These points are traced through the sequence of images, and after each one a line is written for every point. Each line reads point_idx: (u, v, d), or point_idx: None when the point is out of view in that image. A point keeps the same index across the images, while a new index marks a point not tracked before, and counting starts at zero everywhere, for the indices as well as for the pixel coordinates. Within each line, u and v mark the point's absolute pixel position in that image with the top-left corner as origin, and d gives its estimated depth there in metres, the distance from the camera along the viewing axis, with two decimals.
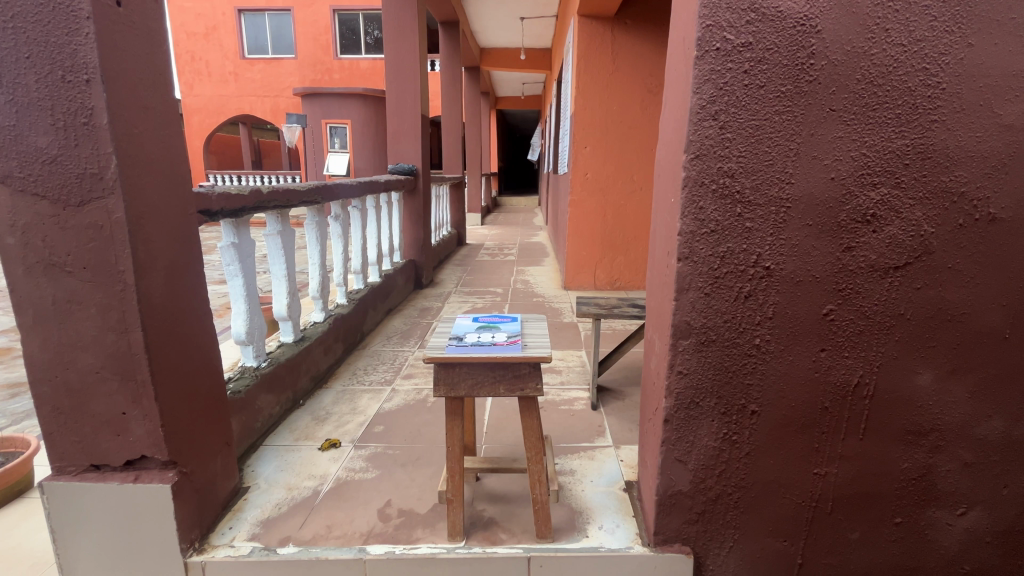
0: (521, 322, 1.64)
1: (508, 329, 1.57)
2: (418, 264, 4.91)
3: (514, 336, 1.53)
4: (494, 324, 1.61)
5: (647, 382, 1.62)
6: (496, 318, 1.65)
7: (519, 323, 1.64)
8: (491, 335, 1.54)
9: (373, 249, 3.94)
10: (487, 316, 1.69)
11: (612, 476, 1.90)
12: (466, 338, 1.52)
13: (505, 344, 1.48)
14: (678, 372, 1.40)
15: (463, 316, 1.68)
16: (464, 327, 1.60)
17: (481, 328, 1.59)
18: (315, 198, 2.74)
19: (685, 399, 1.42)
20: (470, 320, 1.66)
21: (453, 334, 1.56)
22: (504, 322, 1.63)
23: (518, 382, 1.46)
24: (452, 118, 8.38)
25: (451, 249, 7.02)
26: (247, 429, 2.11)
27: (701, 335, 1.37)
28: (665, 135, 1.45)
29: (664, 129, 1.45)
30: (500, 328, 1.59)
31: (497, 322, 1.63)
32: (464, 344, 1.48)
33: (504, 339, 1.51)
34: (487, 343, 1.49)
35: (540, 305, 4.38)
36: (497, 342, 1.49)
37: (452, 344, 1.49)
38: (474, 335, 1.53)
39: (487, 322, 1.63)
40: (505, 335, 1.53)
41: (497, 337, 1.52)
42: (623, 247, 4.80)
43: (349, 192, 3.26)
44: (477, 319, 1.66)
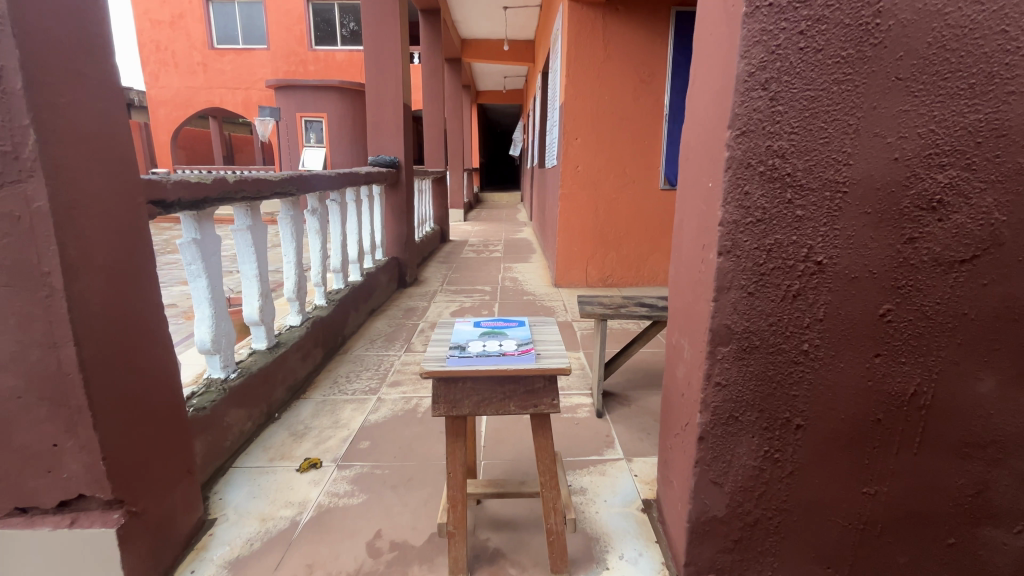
0: (531, 328, 1.44)
1: (516, 336, 1.36)
2: (402, 262, 4.66)
3: (525, 345, 1.32)
4: (498, 331, 1.40)
5: (672, 392, 1.44)
6: (502, 323, 1.45)
7: (529, 328, 1.43)
8: (498, 343, 1.33)
9: (353, 246, 3.68)
10: (490, 319, 1.49)
11: (627, 494, 1.73)
12: (469, 348, 1.30)
13: (516, 356, 1.26)
14: (716, 383, 1.22)
15: (463, 321, 1.48)
16: (465, 334, 1.38)
17: (485, 334, 1.38)
18: (289, 189, 2.48)
19: (723, 413, 1.24)
20: (471, 325, 1.45)
21: (453, 342, 1.34)
22: (511, 327, 1.43)
23: (531, 398, 1.25)
24: (433, 111, 8.08)
25: (435, 246, 6.77)
26: (214, 450, 1.86)
27: (743, 341, 1.19)
28: (698, 112, 1.26)
29: (697, 106, 1.26)
30: (507, 335, 1.38)
31: (503, 327, 1.43)
32: (468, 357, 1.26)
33: (513, 348, 1.30)
34: (495, 353, 1.27)
35: (531, 304, 4.18)
36: (507, 353, 1.27)
37: (454, 354, 1.27)
38: (478, 343, 1.32)
39: (491, 327, 1.42)
40: (514, 344, 1.32)
41: (506, 345, 1.31)
42: (616, 242, 4.65)
43: (326, 184, 3.00)
44: (479, 323, 1.46)
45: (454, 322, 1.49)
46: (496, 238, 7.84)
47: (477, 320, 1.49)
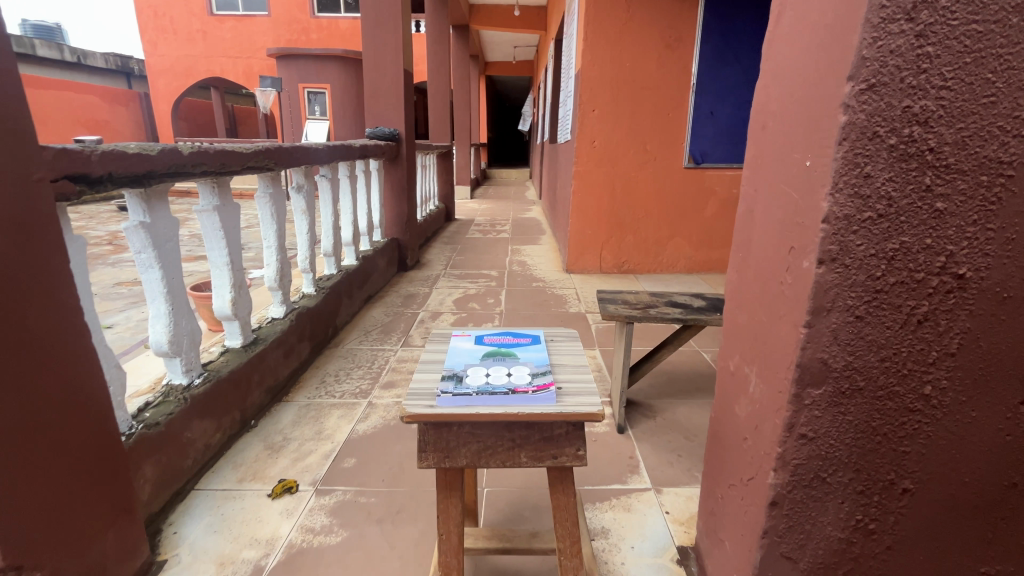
0: (548, 348, 1.12)
1: (529, 361, 1.04)
2: (402, 244, 4.34)
3: (541, 375, 0.99)
4: (506, 352, 1.08)
5: (728, 431, 1.13)
6: (510, 341, 1.14)
7: (545, 348, 1.12)
8: (506, 370, 1.01)
9: (348, 227, 3.36)
10: (496, 335, 1.17)
11: (658, 540, 1.44)
12: (467, 377, 0.98)
13: (530, 391, 0.93)
14: (801, 436, 0.90)
15: (462, 336, 1.16)
16: (462, 356, 1.07)
17: (489, 357, 1.06)
18: (265, 162, 2.15)
19: (806, 473, 0.93)
20: (470, 342, 1.14)
21: (447, 367, 1.02)
22: (522, 346, 1.11)
23: (548, 448, 0.95)
24: (439, 81, 7.60)
25: (439, 225, 6.41)
26: (170, 473, 1.59)
27: (843, 381, 0.87)
28: (786, 63, 0.91)
29: (786, 54, 0.91)
30: (517, 359, 1.06)
31: (512, 347, 1.11)
32: (466, 391, 0.93)
33: (526, 380, 0.97)
34: (501, 386, 0.95)
35: (541, 291, 3.85)
36: (518, 387, 0.95)
37: (447, 387, 0.95)
38: (479, 370, 1.00)
39: (498, 347, 1.10)
40: (527, 372, 1.00)
41: (516, 375, 0.99)
42: (633, 225, 4.29)
43: (313, 157, 2.66)
44: (482, 340, 1.14)
45: (449, 338, 1.18)
46: (504, 217, 7.46)
47: (478, 336, 1.17)
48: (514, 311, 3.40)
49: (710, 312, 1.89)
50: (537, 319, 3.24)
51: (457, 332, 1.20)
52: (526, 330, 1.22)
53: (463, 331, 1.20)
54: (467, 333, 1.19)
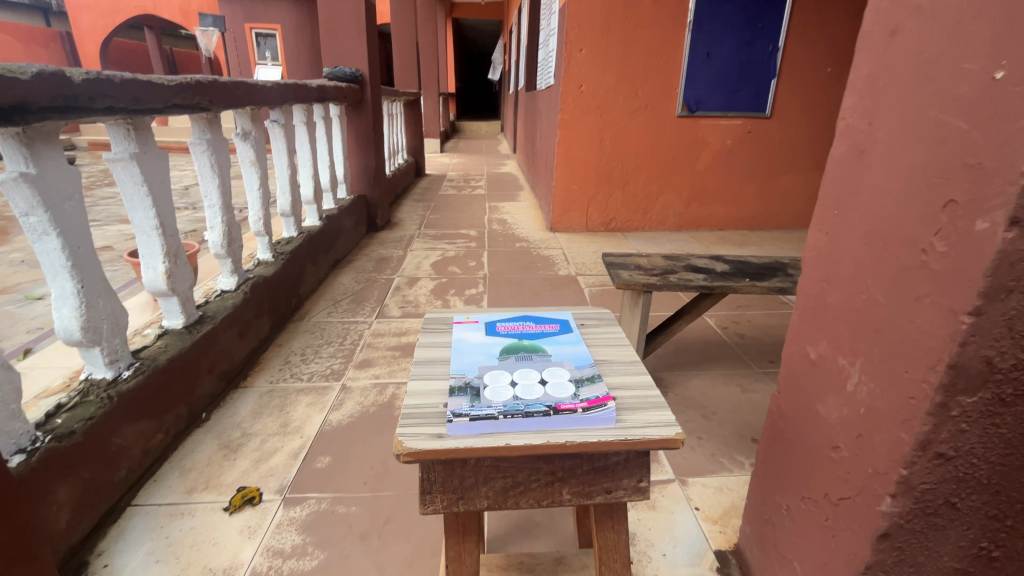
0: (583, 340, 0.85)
1: (566, 361, 0.77)
2: (371, 202, 3.93)
3: (587, 381, 0.72)
4: (532, 347, 0.80)
5: (806, 435, 0.91)
6: (533, 332, 0.86)
7: (580, 341, 0.85)
8: (538, 375, 0.73)
9: (308, 182, 2.94)
10: (511, 323, 0.89)
11: (693, 544, 1.24)
12: (485, 390, 0.70)
13: (579, 409, 0.66)
14: (937, 455, 0.67)
15: (468, 327, 0.88)
16: (473, 355, 0.78)
17: (511, 355, 0.78)
18: (197, 100, 1.73)
19: (935, 499, 0.71)
20: (480, 334, 0.85)
21: (455, 374, 0.74)
22: (550, 339, 0.83)
23: (599, 481, 0.70)
24: (402, 21, 6.84)
25: (408, 180, 5.93)
26: (93, 492, 1.28)
27: (1007, 385, 0.64)
28: None
29: None
30: (548, 357, 0.78)
31: (537, 339, 0.83)
32: (488, 412, 0.65)
33: (568, 390, 0.70)
34: (537, 402, 0.67)
35: (526, 253, 3.56)
36: (560, 402, 0.67)
37: (460, 407, 0.67)
38: (502, 378, 0.72)
39: (519, 339, 0.83)
40: (567, 377, 0.73)
41: (554, 382, 0.71)
42: (622, 179, 3.99)
43: (260, 96, 2.22)
44: (496, 331, 0.86)
45: (450, 330, 0.89)
46: (478, 173, 7.00)
47: (489, 326, 0.89)
48: (499, 275, 3.10)
49: (737, 278, 1.65)
50: (525, 283, 2.96)
51: (460, 322, 0.92)
52: (549, 316, 0.94)
53: (469, 321, 0.92)
54: (473, 322, 0.91)
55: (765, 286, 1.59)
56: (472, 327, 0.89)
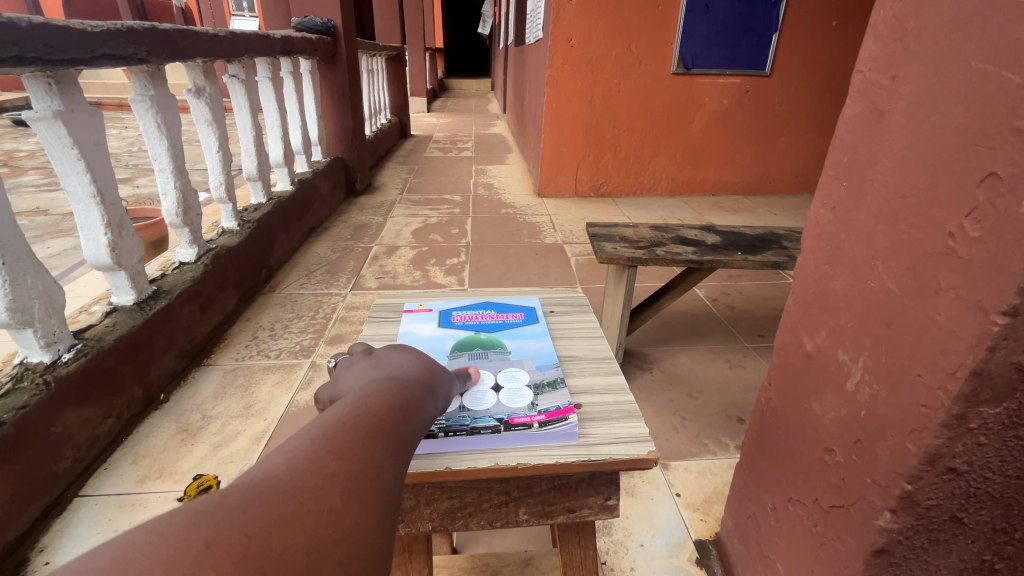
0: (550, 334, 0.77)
1: (526, 361, 0.70)
2: (349, 165, 3.74)
3: (548, 385, 0.65)
4: (488, 343, 0.73)
5: (797, 433, 0.82)
6: (493, 325, 0.78)
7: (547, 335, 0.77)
8: (493, 380, 0.66)
9: (276, 143, 2.75)
10: (469, 312, 0.82)
11: (672, 533, 1.19)
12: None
13: (534, 423, 0.59)
14: (947, 470, 0.59)
15: (419, 317, 0.80)
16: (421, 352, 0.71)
17: (463, 354, 0.70)
18: (131, 51, 1.53)
19: (940, 513, 0.63)
20: (432, 326, 0.77)
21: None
22: (512, 332, 0.76)
23: (561, 500, 0.62)
24: None
25: (392, 141, 5.66)
26: (30, 484, 1.19)
27: None
28: None
29: None
30: (506, 355, 0.71)
31: (496, 334, 0.76)
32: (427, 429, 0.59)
33: (525, 399, 0.63)
34: (486, 414, 0.61)
35: (512, 219, 3.41)
36: (514, 414, 0.60)
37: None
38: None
39: (475, 333, 0.75)
40: (526, 382, 0.66)
41: (509, 389, 0.64)
42: (613, 141, 3.81)
43: (212, 48, 2.01)
44: (451, 323, 0.78)
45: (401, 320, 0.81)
46: (466, 133, 6.72)
47: (444, 315, 0.81)
48: (482, 243, 2.96)
49: (728, 252, 1.54)
50: (510, 252, 2.84)
51: (413, 310, 0.83)
52: (514, 303, 0.86)
53: (422, 309, 0.84)
54: (427, 311, 0.83)
55: (757, 260, 1.48)
56: (426, 316, 0.81)
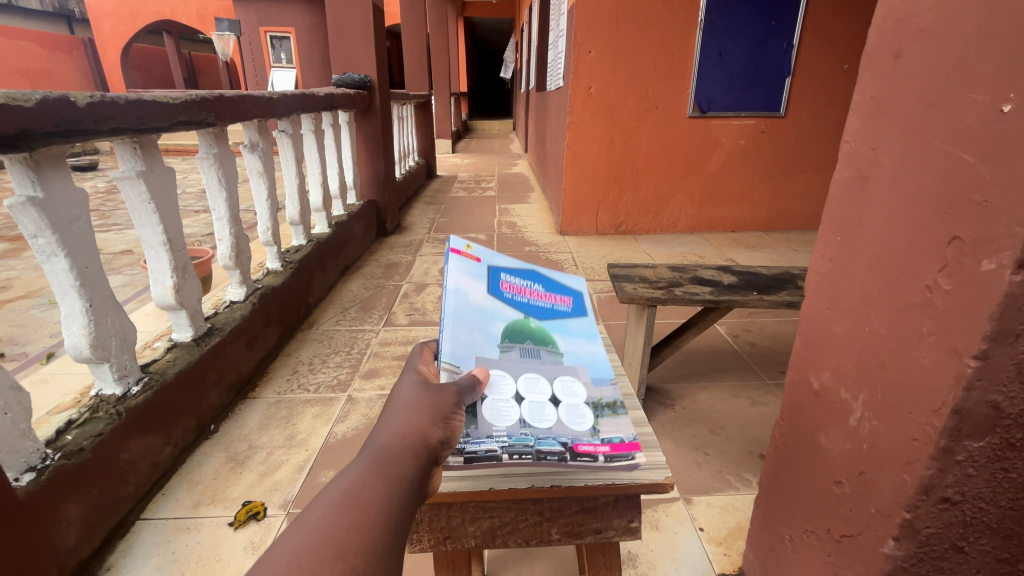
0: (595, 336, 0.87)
1: (584, 370, 0.78)
2: (381, 207, 3.96)
3: (609, 408, 0.73)
4: (542, 338, 0.81)
5: (809, 467, 0.88)
6: (545, 311, 0.86)
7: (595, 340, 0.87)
8: (552, 396, 0.72)
9: (317, 189, 2.97)
10: (515, 282, 0.88)
11: (696, 567, 1.22)
12: (484, 406, 0.68)
13: (600, 454, 0.65)
14: (942, 499, 0.65)
15: (470, 270, 0.84)
16: (474, 330, 0.76)
17: (516, 346, 0.77)
18: (201, 116, 1.74)
19: (942, 541, 0.68)
20: (484, 291, 0.82)
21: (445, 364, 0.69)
22: (559, 328, 0.84)
23: (588, 521, 0.70)
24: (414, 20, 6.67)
25: (419, 182, 5.93)
26: (103, 506, 1.32)
27: (1016, 429, 0.61)
28: None
29: None
30: (560, 357, 0.79)
31: (546, 323, 0.84)
32: (489, 450, 0.64)
33: (585, 423, 0.69)
34: (552, 436, 0.66)
35: (534, 257, 3.54)
36: (577, 440, 0.66)
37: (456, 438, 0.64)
38: (505, 396, 0.70)
39: (524, 316, 0.82)
40: (583, 401, 0.73)
41: (569, 408, 0.71)
42: (633, 181, 3.95)
43: (267, 109, 2.24)
44: (503, 292, 0.84)
45: (452, 260, 0.84)
46: (489, 174, 6.98)
47: (493, 276, 0.87)
48: None
49: (744, 291, 1.62)
50: None
51: (461, 253, 0.86)
52: (561, 285, 0.94)
53: (472, 256, 0.87)
54: (477, 263, 0.87)
55: (772, 299, 1.55)
56: (476, 269, 0.86)
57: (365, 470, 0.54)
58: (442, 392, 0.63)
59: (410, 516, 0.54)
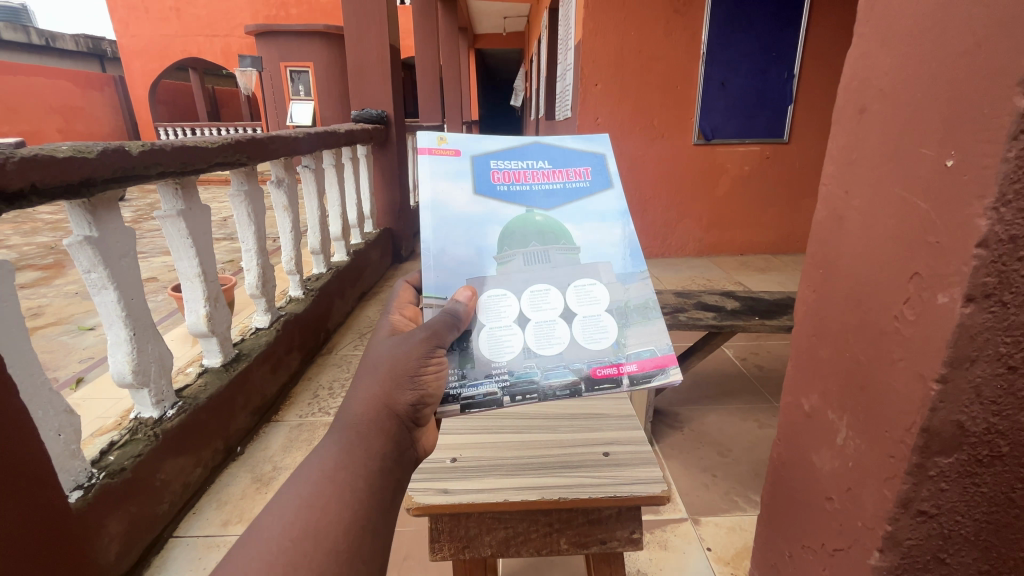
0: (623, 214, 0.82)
1: (607, 268, 0.79)
2: (397, 235, 4.11)
3: (638, 314, 0.78)
4: (552, 235, 0.79)
5: (803, 485, 0.94)
6: (555, 196, 0.81)
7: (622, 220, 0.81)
8: (567, 314, 0.77)
9: (336, 220, 3.11)
10: (509, 167, 0.80)
11: None
12: (484, 337, 0.74)
13: (623, 377, 0.73)
14: (919, 513, 0.70)
15: (450, 172, 0.78)
16: (460, 248, 0.76)
17: (517, 254, 0.78)
18: (235, 158, 1.89)
19: (923, 554, 0.73)
20: (468, 195, 0.78)
21: (429, 300, 0.74)
22: (570, 214, 0.80)
23: (593, 529, 0.81)
24: (427, 54, 6.95)
25: None
26: (141, 523, 1.40)
27: (982, 447, 0.67)
28: (902, 38, 0.69)
29: (902, 28, 0.69)
30: (575, 256, 0.79)
31: (554, 212, 0.80)
32: (488, 393, 0.71)
33: (606, 341, 0.76)
34: (568, 364, 0.74)
35: None
36: (595, 365, 0.74)
37: (451, 385, 0.70)
38: (512, 339, 0.74)
39: (525, 213, 0.79)
40: (603, 310, 0.77)
41: (586, 324, 0.76)
42: (640, 207, 4.05)
43: (292, 147, 2.39)
44: (495, 188, 0.79)
45: (424, 165, 0.77)
46: None
47: (480, 167, 0.80)
48: None
49: (747, 316, 1.68)
50: None
51: (433, 152, 0.78)
52: (579, 150, 0.85)
53: (448, 150, 0.78)
54: (457, 157, 0.79)
55: (774, 324, 1.62)
56: (458, 166, 0.79)
57: (341, 439, 0.60)
58: (411, 346, 0.67)
59: (390, 471, 0.61)
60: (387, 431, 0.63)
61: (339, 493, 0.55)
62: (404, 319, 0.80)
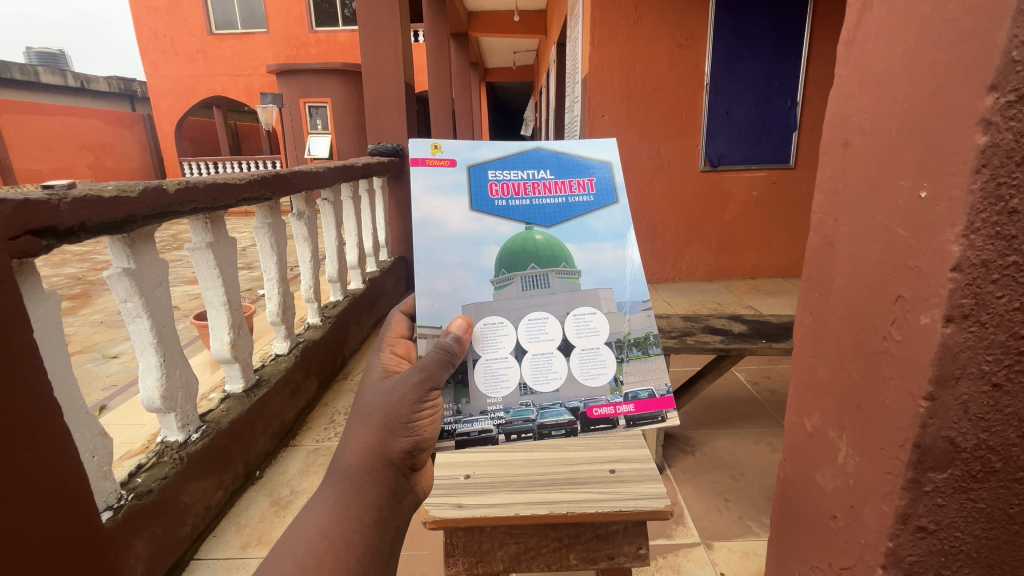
0: (623, 231, 0.87)
1: (607, 295, 0.84)
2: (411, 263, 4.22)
3: (637, 348, 0.83)
4: (551, 259, 0.84)
5: (808, 505, 0.96)
6: (557, 207, 0.86)
7: (620, 240, 0.86)
8: (564, 349, 0.82)
9: (353, 249, 3.22)
10: (506, 178, 0.86)
11: None
12: (478, 370, 0.79)
13: (619, 418, 0.79)
14: (919, 528, 0.72)
15: (445, 188, 0.85)
16: (456, 270, 0.82)
17: (514, 277, 0.82)
18: (260, 192, 2.00)
19: (926, 569, 0.74)
20: (466, 211, 0.84)
21: (423, 330, 0.79)
22: (569, 233, 0.85)
23: (599, 545, 0.87)
24: (441, 89, 7.19)
25: None
26: (165, 544, 1.45)
27: (975, 461, 0.70)
28: (877, 80, 0.75)
29: (875, 72, 0.75)
30: (575, 279, 0.83)
31: (554, 229, 0.85)
32: (483, 431, 0.77)
33: (603, 379, 0.81)
34: (566, 402, 0.80)
35: None
36: (594, 402, 0.80)
37: (447, 420, 0.77)
38: (511, 375, 0.80)
39: (521, 229, 0.84)
40: (603, 342, 0.83)
41: (586, 359, 0.82)
42: (648, 232, 4.10)
43: (312, 181, 2.51)
44: (493, 201, 0.85)
45: (420, 178, 0.84)
46: None
47: (477, 178, 0.86)
48: None
49: (754, 340, 1.71)
50: None
51: (427, 162, 0.85)
52: (585, 157, 0.89)
53: (442, 160, 0.85)
54: (452, 167, 0.85)
55: (781, 347, 1.64)
56: (453, 177, 0.85)
57: (338, 485, 0.68)
58: (402, 393, 0.73)
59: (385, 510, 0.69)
60: (380, 476, 0.70)
61: (341, 540, 0.63)
62: (395, 356, 0.85)
